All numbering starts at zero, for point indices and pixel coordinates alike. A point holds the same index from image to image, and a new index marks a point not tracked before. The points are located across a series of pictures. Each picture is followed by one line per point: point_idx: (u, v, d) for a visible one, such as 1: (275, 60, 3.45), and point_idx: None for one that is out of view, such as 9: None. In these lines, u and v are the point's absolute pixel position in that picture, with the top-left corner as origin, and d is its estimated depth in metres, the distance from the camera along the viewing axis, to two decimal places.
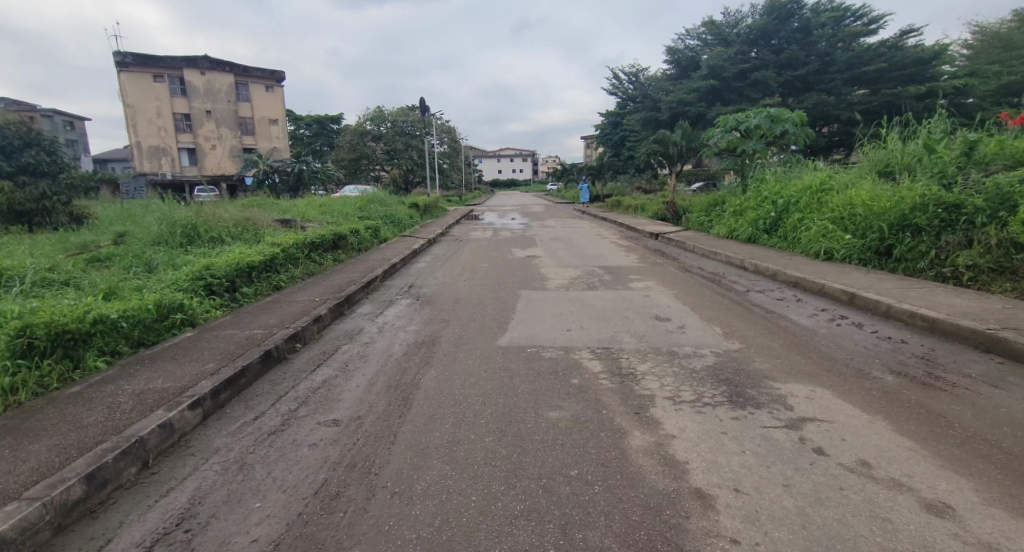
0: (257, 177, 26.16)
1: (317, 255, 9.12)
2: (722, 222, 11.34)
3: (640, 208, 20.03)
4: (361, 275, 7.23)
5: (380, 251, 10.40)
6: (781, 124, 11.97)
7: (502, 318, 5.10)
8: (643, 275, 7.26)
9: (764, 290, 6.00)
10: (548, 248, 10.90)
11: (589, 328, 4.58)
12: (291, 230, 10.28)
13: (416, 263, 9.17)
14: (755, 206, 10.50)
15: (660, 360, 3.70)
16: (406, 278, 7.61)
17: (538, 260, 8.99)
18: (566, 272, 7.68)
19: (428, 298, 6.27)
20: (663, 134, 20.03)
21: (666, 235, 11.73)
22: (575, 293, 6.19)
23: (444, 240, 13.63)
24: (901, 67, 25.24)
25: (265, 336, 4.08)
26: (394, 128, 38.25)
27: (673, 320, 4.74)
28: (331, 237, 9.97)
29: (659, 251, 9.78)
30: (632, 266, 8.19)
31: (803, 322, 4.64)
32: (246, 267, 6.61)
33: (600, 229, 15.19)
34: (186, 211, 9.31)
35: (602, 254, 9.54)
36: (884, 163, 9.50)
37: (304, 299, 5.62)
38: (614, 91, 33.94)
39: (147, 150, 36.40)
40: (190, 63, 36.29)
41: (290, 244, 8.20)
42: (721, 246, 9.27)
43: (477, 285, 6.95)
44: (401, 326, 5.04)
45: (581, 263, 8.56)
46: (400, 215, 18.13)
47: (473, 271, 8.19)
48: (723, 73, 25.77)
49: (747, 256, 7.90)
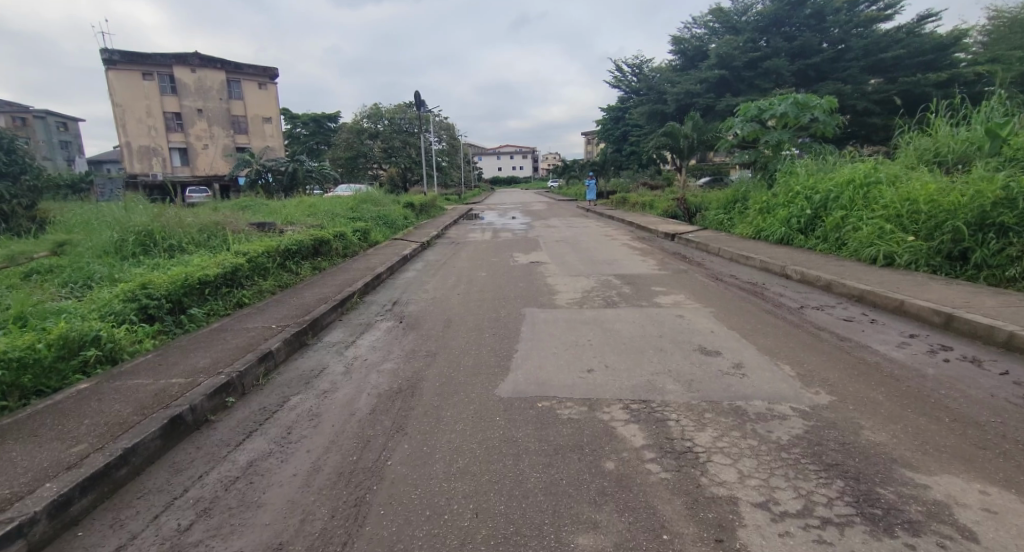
0: (250, 177, 25.12)
1: (294, 264, 8.09)
2: (746, 222, 10.27)
3: (649, 205, 18.94)
4: (339, 290, 6.17)
5: (367, 257, 9.37)
6: (809, 111, 10.91)
7: (503, 352, 4.03)
8: (668, 287, 6.21)
9: (824, 307, 4.94)
10: (554, 251, 9.86)
11: (618, 368, 3.51)
12: (267, 235, 9.23)
13: (406, 272, 8.15)
14: (785, 203, 9.42)
15: (727, 427, 2.62)
16: (391, 292, 6.55)
17: (544, 267, 7.95)
18: (578, 283, 6.64)
19: (415, 320, 5.22)
20: (672, 126, 18.88)
21: (683, 235, 10.67)
22: (590, 313, 5.13)
23: (439, 242, 12.60)
24: (919, 54, 24.12)
25: (183, 389, 3.01)
26: (392, 126, 37.21)
27: (724, 355, 3.66)
28: (311, 242, 8.91)
29: (678, 255, 8.72)
30: (651, 275, 7.13)
31: (895, 356, 3.57)
32: (200, 283, 5.53)
33: (608, 229, 14.09)
34: (147, 213, 8.26)
35: (616, 259, 8.49)
36: (933, 153, 8.45)
37: (262, 324, 4.57)
38: (617, 84, 32.86)
39: (137, 150, 35.37)
40: (180, 60, 35.26)
41: (259, 252, 7.16)
42: (751, 248, 8.20)
43: (473, 301, 5.90)
44: (376, 362, 3.96)
45: (593, 270, 7.53)
46: (394, 216, 17.04)
47: (470, 281, 7.16)
48: (733, 62, 24.68)
49: (787, 261, 6.83)
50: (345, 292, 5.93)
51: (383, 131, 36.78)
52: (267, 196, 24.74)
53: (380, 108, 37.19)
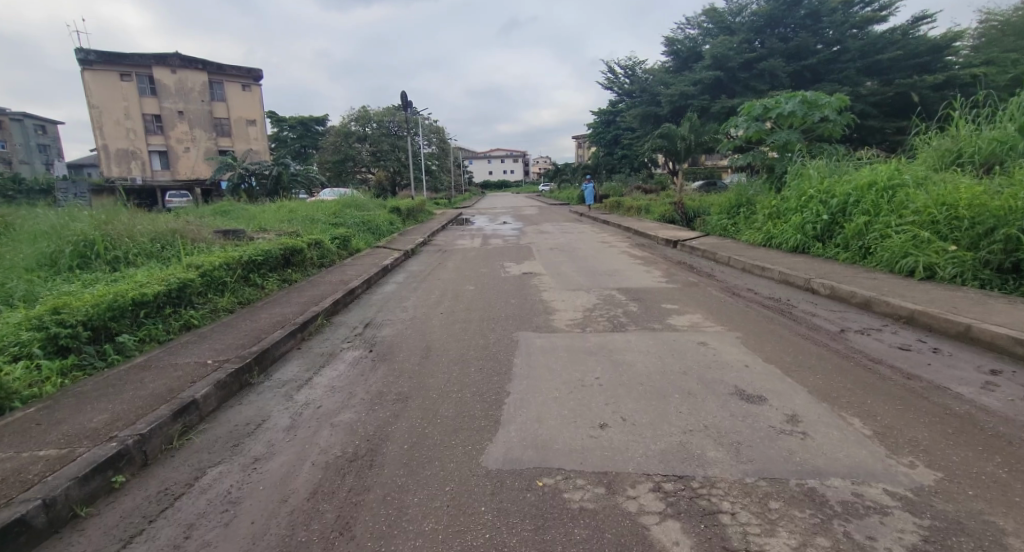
0: (232, 181, 24.20)
1: (259, 278, 7.24)
2: (753, 229, 9.57)
3: (644, 210, 18.27)
4: (303, 309, 5.33)
5: (344, 268, 8.55)
6: (819, 110, 10.32)
7: (491, 396, 3.23)
8: (679, 304, 5.47)
9: (870, 332, 4.21)
10: (549, 260, 9.12)
11: (638, 423, 2.72)
12: (232, 244, 8.37)
13: (385, 285, 7.36)
14: (797, 208, 8.72)
15: (808, 532, 1.86)
16: (364, 311, 5.73)
17: (539, 279, 7.21)
18: (577, 299, 5.88)
19: (387, 349, 4.41)
20: (669, 128, 18.25)
21: (686, 243, 9.96)
22: (595, 338, 4.36)
23: (425, 250, 11.80)
24: (914, 56, 23.76)
25: (48, 469, 2.19)
26: (380, 129, 36.39)
27: (771, 403, 2.87)
28: (280, 252, 8.07)
29: (685, 265, 8.00)
30: (658, 289, 6.38)
31: (987, 403, 2.83)
32: (133, 305, 4.67)
33: (604, 235, 13.36)
34: (94, 219, 7.38)
35: (616, 269, 7.76)
36: (956, 154, 7.81)
37: (195, 357, 3.72)
38: (609, 86, 32.25)
39: (115, 153, 34.19)
40: (160, 61, 34.17)
41: (215, 264, 6.32)
42: (765, 257, 7.49)
43: (459, 323, 5.09)
44: (331, 412, 3.14)
45: (594, 283, 6.79)
46: (379, 221, 16.19)
47: (456, 296, 6.40)
48: (728, 63, 24.17)
49: (811, 273, 6.11)
50: (309, 313, 5.10)
51: (371, 134, 35.94)
52: (250, 201, 23.85)
53: (368, 110, 36.29)
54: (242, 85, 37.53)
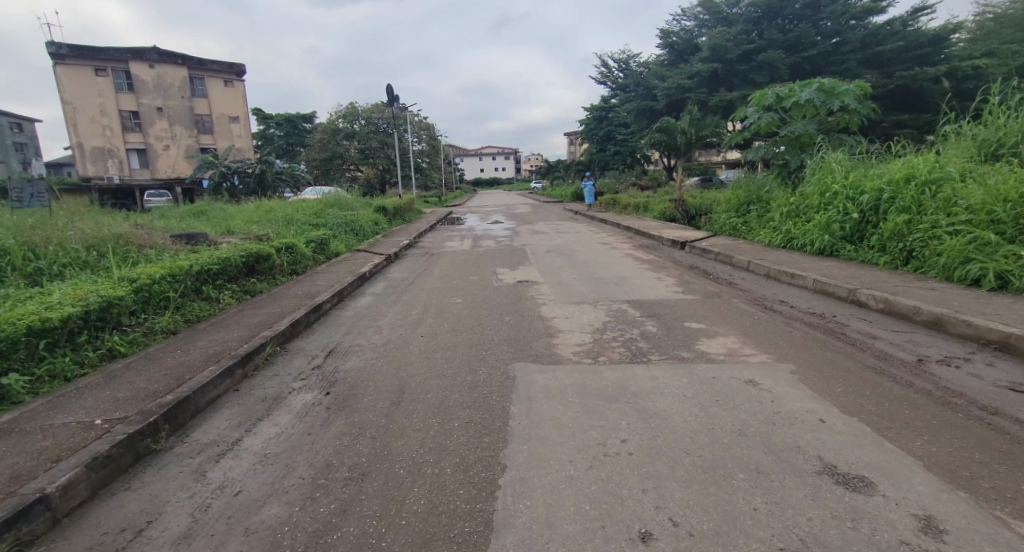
0: (213, 180, 23.21)
1: (213, 291, 6.32)
2: (769, 229, 8.74)
3: (643, 208, 17.43)
4: (254, 332, 4.40)
5: (316, 275, 7.64)
6: (838, 98, 9.45)
7: (480, 476, 2.33)
8: (703, 322, 4.60)
9: (957, 364, 3.35)
10: (546, 265, 8.26)
11: (698, 535, 1.85)
12: (189, 251, 7.43)
13: (361, 297, 6.45)
14: (820, 205, 7.88)
15: None
16: (330, 334, 4.80)
17: (537, 290, 6.34)
18: (582, 316, 5.00)
19: (349, 388, 3.49)
20: (667, 122, 17.37)
21: (695, 245, 9.13)
22: (612, 374, 3.46)
23: (410, 253, 10.88)
24: (915, 47, 23.07)
25: None
26: (368, 125, 35.30)
27: (886, 494, 1.98)
28: (241, 259, 7.12)
29: (699, 271, 7.16)
30: (674, 301, 5.51)
31: None
32: (30, 333, 3.74)
33: (603, 235, 12.50)
34: (21, 224, 6.40)
35: (623, 277, 6.90)
36: (997, 144, 7.01)
37: (81, 414, 2.77)
38: (602, 80, 31.38)
39: (91, 151, 32.78)
40: (137, 55, 32.85)
41: (155, 276, 5.39)
42: (791, 262, 6.65)
43: (441, 351, 4.18)
44: (254, 502, 2.22)
45: (600, 294, 5.93)
46: (363, 222, 15.23)
47: (441, 312, 5.51)
48: (726, 55, 23.39)
49: (854, 282, 5.26)
50: (260, 338, 4.17)
51: (359, 131, 34.86)
52: (232, 200, 22.76)
53: (356, 107, 35.34)
54: (223, 80, 36.28)
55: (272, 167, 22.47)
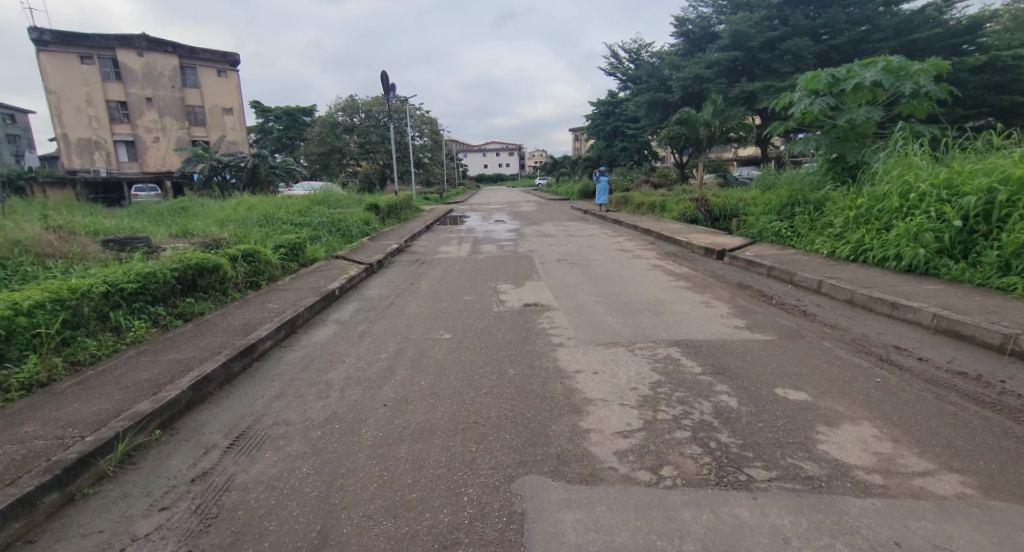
0: (203, 174, 21.75)
1: (124, 317, 4.89)
2: (828, 236, 7.21)
3: (659, 208, 15.89)
4: (128, 402, 2.91)
5: (272, 293, 6.17)
6: (910, 79, 7.82)
7: None
8: (804, 387, 3.08)
9: None
10: (558, 281, 6.80)
11: None
12: (113, 260, 5.99)
13: (322, 327, 4.99)
14: (900, 208, 6.31)
15: None
16: (255, 400, 3.29)
17: (546, 321, 4.89)
18: (618, 372, 3.50)
19: (230, 543, 1.97)
20: (687, 113, 15.76)
21: (738, 256, 7.61)
22: (697, 519, 1.96)
23: (398, 260, 9.42)
24: (950, 36, 21.06)
25: None
26: (368, 119, 33.85)
27: None
28: (173, 274, 5.66)
29: (755, 293, 5.66)
30: (741, 342, 4.01)
31: None
32: None
33: (620, 239, 11.06)
34: None
35: (658, 301, 5.45)
36: None
37: None
38: (611, 72, 29.74)
39: (76, 143, 31.29)
40: (125, 42, 31.33)
41: (22, 305, 3.96)
42: (877, 283, 5.14)
43: (408, 443, 2.66)
44: None
45: (632, 328, 4.47)
46: (351, 221, 13.74)
47: (419, 356, 4.04)
48: (748, 43, 21.76)
49: (1001, 321, 3.69)
50: (125, 418, 2.69)
51: (359, 124, 33.41)
52: (222, 195, 21.15)
53: (355, 99, 33.80)
54: (217, 70, 34.78)
55: (264, 161, 20.99)
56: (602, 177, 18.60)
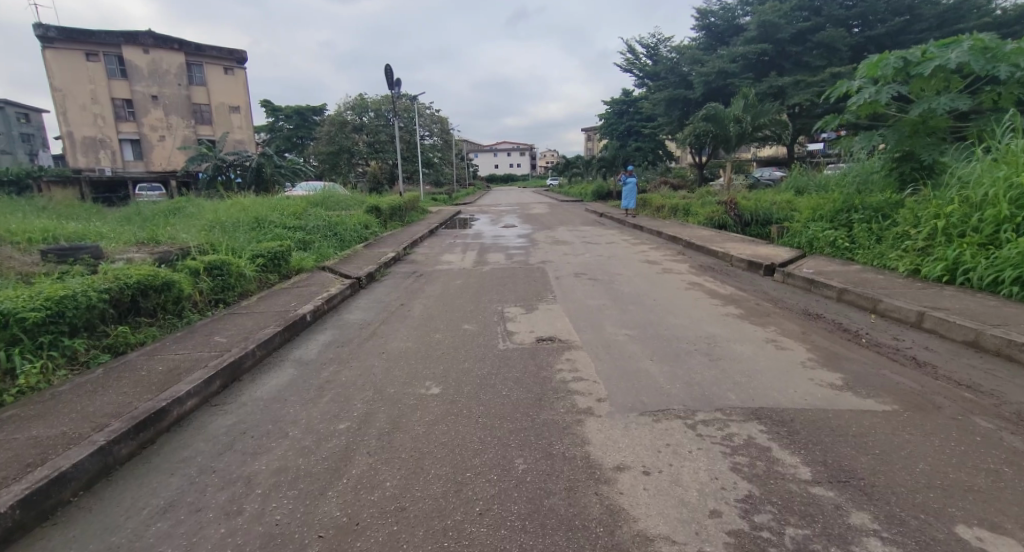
0: (206, 174, 20.66)
1: (20, 358, 3.82)
2: (908, 252, 5.97)
3: (682, 211, 14.69)
4: None
5: (228, 317, 5.05)
6: (1005, 62, 6.48)
7: None
8: (1004, 526, 1.87)
9: None
10: (578, 304, 5.65)
11: None
12: (37, 277, 4.94)
13: (278, 372, 3.86)
14: (1012, 221, 5.02)
15: None
16: (125, 519, 2.16)
17: (565, 368, 3.76)
18: (683, 476, 2.29)
19: None
20: (715, 108, 14.48)
21: (795, 272, 6.38)
22: None
23: (394, 272, 8.31)
24: (999, 26, 19.45)
25: None
26: (377, 117, 32.83)
27: None
28: (103, 293, 4.58)
29: (835, 328, 4.43)
30: (854, 415, 2.77)
31: None
32: None
33: (644, 248, 9.89)
34: None
35: (709, 337, 4.26)
36: None
37: None
38: (628, 69, 28.44)
39: (81, 142, 30.56)
40: (130, 39, 30.62)
41: None
42: (1007, 318, 3.89)
43: None
44: None
45: (685, 385, 3.27)
46: (348, 225, 12.65)
47: (392, 429, 2.89)
48: (777, 34, 20.37)
49: None
50: None
51: (369, 123, 32.40)
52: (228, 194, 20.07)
53: (365, 98, 32.84)
54: (223, 68, 33.98)
55: (269, 159, 20.03)
56: (627, 177, 16.89)
